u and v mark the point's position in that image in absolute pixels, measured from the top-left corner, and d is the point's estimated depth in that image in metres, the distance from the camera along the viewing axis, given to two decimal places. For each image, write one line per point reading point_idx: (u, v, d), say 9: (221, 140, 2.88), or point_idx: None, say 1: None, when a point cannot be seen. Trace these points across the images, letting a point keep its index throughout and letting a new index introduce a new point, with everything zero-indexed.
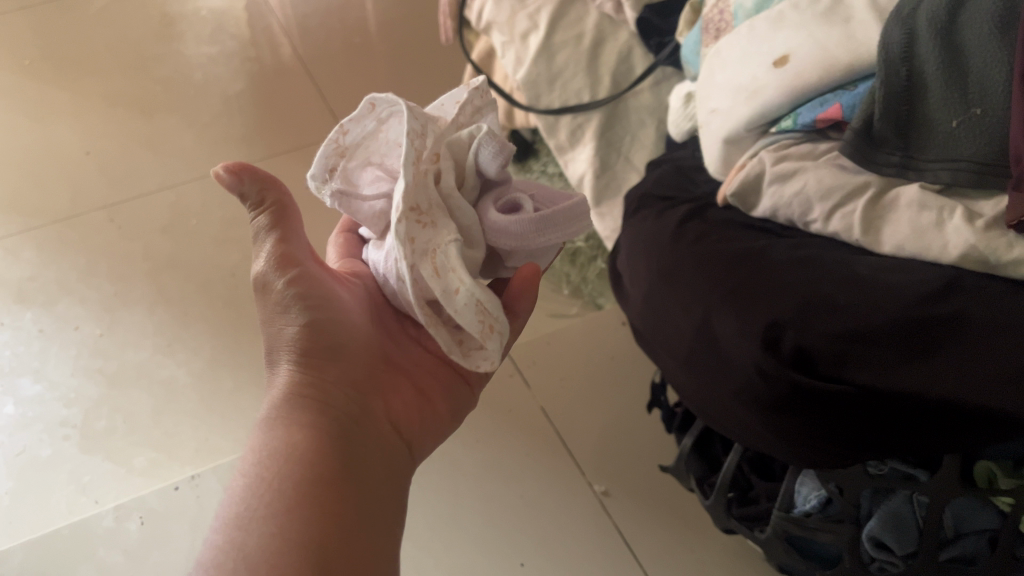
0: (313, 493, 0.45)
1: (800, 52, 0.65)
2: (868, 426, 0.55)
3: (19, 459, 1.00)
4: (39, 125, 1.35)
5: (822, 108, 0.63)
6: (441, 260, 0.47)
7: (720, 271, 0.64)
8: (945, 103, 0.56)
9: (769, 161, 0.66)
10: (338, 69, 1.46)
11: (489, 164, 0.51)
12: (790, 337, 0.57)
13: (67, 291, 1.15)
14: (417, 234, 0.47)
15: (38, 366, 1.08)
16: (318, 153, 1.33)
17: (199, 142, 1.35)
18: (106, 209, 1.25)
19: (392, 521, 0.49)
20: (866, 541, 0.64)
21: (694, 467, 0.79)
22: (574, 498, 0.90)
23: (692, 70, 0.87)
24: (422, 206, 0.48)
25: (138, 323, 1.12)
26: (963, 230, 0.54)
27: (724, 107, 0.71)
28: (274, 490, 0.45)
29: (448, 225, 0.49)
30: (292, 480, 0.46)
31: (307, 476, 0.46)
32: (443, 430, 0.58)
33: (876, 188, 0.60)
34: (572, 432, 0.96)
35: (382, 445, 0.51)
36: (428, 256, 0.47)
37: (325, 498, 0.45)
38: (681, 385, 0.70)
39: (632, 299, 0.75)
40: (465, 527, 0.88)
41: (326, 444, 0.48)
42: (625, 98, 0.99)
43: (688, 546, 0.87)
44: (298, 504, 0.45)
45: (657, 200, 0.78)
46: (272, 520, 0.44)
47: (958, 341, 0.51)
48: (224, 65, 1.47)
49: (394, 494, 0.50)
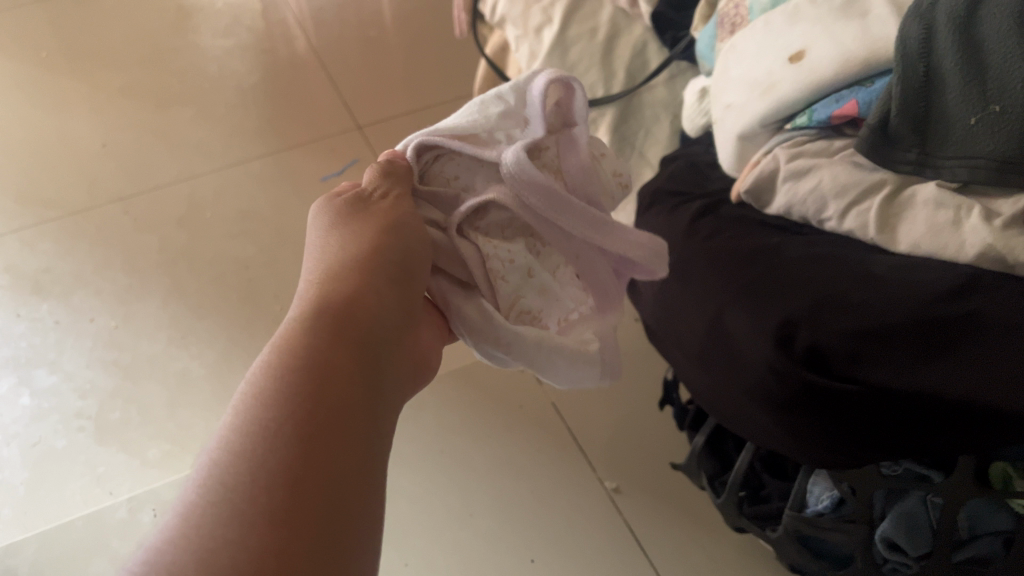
0: (330, 396, 0.37)
1: (817, 48, 0.64)
2: (900, 424, 0.54)
3: (35, 449, 1.01)
4: (56, 117, 1.35)
5: (838, 104, 0.63)
6: (539, 281, 0.53)
7: (735, 268, 0.64)
8: (963, 100, 0.55)
9: (784, 157, 0.65)
10: (353, 63, 1.46)
11: (521, 191, 0.52)
12: (804, 334, 0.56)
13: (82, 283, 1.16)
14: (516, 276, 0.52)
15: (54, 358, 1.09)
16: (332, 147, 1.33)
17: (214, 135, 1.35)
18: (122, 202, 1.25)
19: (380, 448, 0.38)
20: (879, 542, 0.64)
21: (705, 465, 0.79)
22: (585, 493, 0.90)
23: (706, 65, 0.87)
24: (534, 272, 0.53)
25: (153, 316, 1.13)
26: (980, 230, 0.53)
27: (739, 103, 0.71)
28: (294, 380, 0.36)
29: (519, 268, 0.52)
30: (297, 383, 0.36)
31: (329, 371, 0.38)
32: (418, 379, 0.48)
33: (893, 185, 0.60)
34: (584, 429, 0.96)
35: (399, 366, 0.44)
36: (529, 279, 0.53)
37: (320, 390, 0.37)
38: (692, 382, 0.70)
39: (644, 296, 0.75)
40: (477, 522, 0.88)
41: (356, 353, 0.40)
42: (639, 93, 0.98)
43: (699, 545, 0.87)
44: (309, 398, 0.36)
45: (670, 196, 0.77)
46: (276, 408, 0.35)
47: (973, 340, 0.50)
48: (239, 58, 1.47)
49: (380, 407, 0.40)
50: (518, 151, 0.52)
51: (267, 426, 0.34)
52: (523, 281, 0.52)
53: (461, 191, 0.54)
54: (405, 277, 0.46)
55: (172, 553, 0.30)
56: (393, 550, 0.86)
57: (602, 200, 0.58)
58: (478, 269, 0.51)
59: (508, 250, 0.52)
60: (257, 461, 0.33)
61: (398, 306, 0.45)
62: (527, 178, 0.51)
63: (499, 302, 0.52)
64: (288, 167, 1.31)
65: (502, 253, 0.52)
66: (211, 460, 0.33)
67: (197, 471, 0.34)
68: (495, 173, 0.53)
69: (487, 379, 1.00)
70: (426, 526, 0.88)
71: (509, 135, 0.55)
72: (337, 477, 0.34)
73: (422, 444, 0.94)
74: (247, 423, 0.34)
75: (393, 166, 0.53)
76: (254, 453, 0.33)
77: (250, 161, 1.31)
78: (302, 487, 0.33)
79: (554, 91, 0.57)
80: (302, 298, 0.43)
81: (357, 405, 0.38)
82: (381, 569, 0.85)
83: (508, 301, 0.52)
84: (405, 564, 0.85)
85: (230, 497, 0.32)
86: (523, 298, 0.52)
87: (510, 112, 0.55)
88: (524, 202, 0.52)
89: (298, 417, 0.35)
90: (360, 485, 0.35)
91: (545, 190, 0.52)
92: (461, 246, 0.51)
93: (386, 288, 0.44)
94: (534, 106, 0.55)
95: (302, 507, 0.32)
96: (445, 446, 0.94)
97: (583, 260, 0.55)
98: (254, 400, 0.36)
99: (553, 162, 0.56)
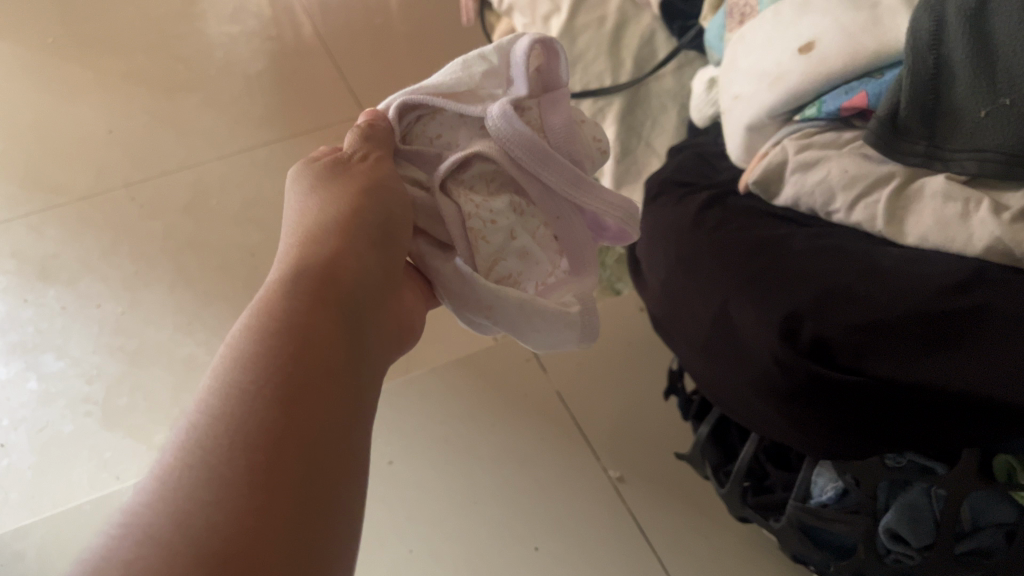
0: (312, 357, 0.37)
1: (827, 39, 0.64)
2: (903, 416, 0.54)
3: (42, 433, 1.01)
4: (62, 103, 1.35)
5: (848, 95, 0.62)
6: (518, 242, 0.54)
7: (741, 260, 0.63)
8: (973, 93, 0.55)
9: (793, 149, 0.65)
10: (359, 50, 1.46)
11: (508, 148, 0.53)
12: (809, 327, 0.57)
13: (89, 269, 1.17)
14: (498, 234, 0.53)
15: (61, 343, 1.10)
16: (338, 135, 1.33)
17: (220, 122, 1.35)
18: (128, 189, 1.26)
19: (363, 412, 0.39)
20: (883, 534, 0.65)
21: (710, 455, 0.79)
22: (589, 482, 0.91)
23: (714, 56, 0.87)
24: (515, 233, 0.54)
25: (159, 302, 1.14)
26: (989, 223, 0.53)
27: (748, 93, 0.70)
28: (276, 341, 0.37)
29: (501, 227, 0.53)
30: (279, 344, 0.37)
31: (312, 333, 0.38)
32: (399, 342, 0.49)
33: (902, 178, 0.60)
34: (589, 418, 0.96)
35: (379, 330, 0.45)
36: (509, 239, 0.53)
37: (302, 349, 0.37)
38: (697, 372, 0.70)
39: (651, 287, 0.75)
40: (481, 509, 0.89)
41: (337, 316, 0.41)
42: (647, 82, 0.98)
43: (702, 534, 0.87)
44: (291, 359, 0.37)
45: (676, 186, 0.77)
46: (257, 368, 0.36)
47: (980, 333, 0.51)
48: (245, 45, 1.47)
49: (363, 370, 0.41)
50: (505, 106, 0.53)
51: (248, 386, 0.35)
52: (504, 241, 0.53)
53: (445, 147, 0.55)
54: (381, 243, 0.47)
55: (154, 509, 0.30)
56: (397, 537, 0.87)
57: (584, 163, 0.58)
58: (459, 224, 0.52)
59: (492, 208, 0.53)
60: (239, 419, 0.33)
61: (376, 269, 0.46)
62: (514, 133, 0.53)
63: (478, 259, 0.53)
64: (294, 155, 1.31)
65: (485, 211, 0.53)
66: (193, 419, 0.34)
67: (179, 430, 0.34)
68: (478, 129, 0.55)
69: (491, 367, 1.01)
70: (430, 513, 0.88)
71: (493, 95, 0.56)
72: (317, 436, 0.35)
73: (427, 432, 0.95)
74: (229, 384, 0.35)
75: (373, 129, 0.54)
76: (236, 411, 0.34)
77: (256, 148, 1.32)
78: (284, 445, 0.33)
79: (536, 58, 0.58)
80: (283, 262, 0.43)
81: (338, 364, 0.38)
82: (385, 555, 0.85)
83: (485, 259, 0.53)
84: (408, 550, 0.86)
85: (212, 455, 0.32)
86: (500, 257, 0.53)
87: (495, 71, 0.56)
88: (510, 158, 0.53)
89: (279, 378, 0.35)
90: (342, 443, 0.36)
91: (528, 141, 0.53)
92: (442, 204, 0.52)
93: (363, 253, 0.45)
94: (520, 64, 0.56)
95: (282, 463, 0.33)
96: (450, 433, 0.95)
97: (564, 221, 0.56)
98: (236, 361, 0.36)
99: (536, 121, 0.56)
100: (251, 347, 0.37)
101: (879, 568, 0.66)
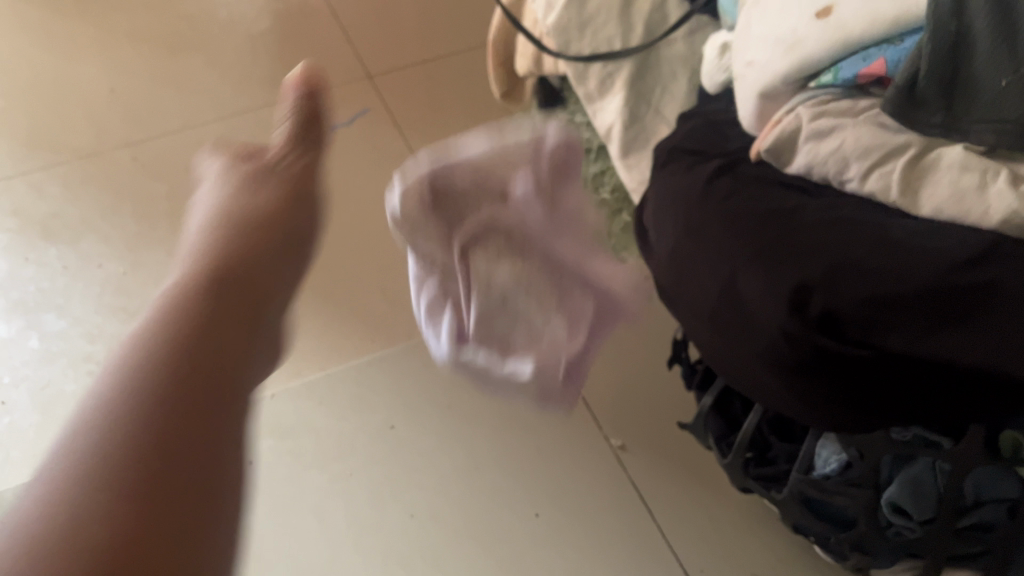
0: (187, 390, 0.43)
1: (846, 3, 0.63)
2: (912, 388, 0.54)
3: (45, 392, 1.01)
4: (63, 59, 1.34)
5: (865, 63, 0.62)
6: None
7: (749, 229, 0.62)
8: (994, 61, 0.53)
9: (807, 117, 0.64)
10: (366, 10, 1.43)
11: None
12: (817, 300, 0.55)
13: (90, 229, 1.16)
14: None
15: (63, 302, 1.10)
16: (343, 97, 1.31)
17: (223, 81, 1.33)
18: (129, 148, 1.24)
19: (237, 438, 0.45)
20: (885, 506, 0.65)
21: (713, 425, 0.79)
22: (591, 450, 0.91)
23: (727, 20, 0.85)
24: None
25: (161, 263, 1.13)
26: (1007, 195, 0.53)
27: (762, 60, 0.69)
28: (149, 372, 0.43)
29: None
30: (153, 376, 0.43)
31: (182, 366, 0.44)
32: (270, 364, 0.55)
33: (918, 148, 0.58)
34: (591, 387, 0.96)
35: (259, 362, 0.51)
36: None
37: (179, 379, 0.43)
38: (702, 342, 0.69)
39: (658, 254, 0.74)
40: (482, 475, 0.89)
41: (220, 356, 0.46)
42: (658, 47, 0.96)
43: (702, 504, 0.87)
44: (168, 394, 0.42)
45: (686, 154, 0.76)
46: (140, 398, 0.42)
47: (993, 309, 0.50)
48: (249, 3, 1.44)
49: (239, 398, 0.47)
50: None
51: (127, 411, 0.41)
52: None
53: None
54: (242, 281, 0.54)
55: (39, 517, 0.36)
56: (398, 500, 0.87)
57: None
58: None
59: None
60: (111, 444, 0.39)
61: (248, 308, 0.52)
62: None
63: None
64: None
65: None
66: (65, 440, 0.40)
67: (50, 451, 0.40)
68: None
69: None
70: (430, 478, 0.89)
71: None
72: (185, 453, 0.41)
73: (428, 398, 0.95)
74: (104, 413, 0.40)
75: None
76: (110, 437, 0.39)
77: (259, 109, 1.30)
78: (157, 469, 0.39)
79: None
80: (161, 300, 0.49)
81: (218, 401, 0.44)
82: (385, 518, 0.86)
83: None
84: (410, 514, 0.86)
85: (94, 478, 0.38)
86: None
87: None
88: None
89: (160, 408, 0.42)
90: (213, 466, 0.41)
91: None
92: None
93: (235, 293, 0.52)
94: None
95: (159, 486, 0.39)
96: (452, 399, 0.95)
97: None
98: (123, 383, 0.42)
99: None
100: (139, 375, 0.43)
101: (880, 540, 0.67)
